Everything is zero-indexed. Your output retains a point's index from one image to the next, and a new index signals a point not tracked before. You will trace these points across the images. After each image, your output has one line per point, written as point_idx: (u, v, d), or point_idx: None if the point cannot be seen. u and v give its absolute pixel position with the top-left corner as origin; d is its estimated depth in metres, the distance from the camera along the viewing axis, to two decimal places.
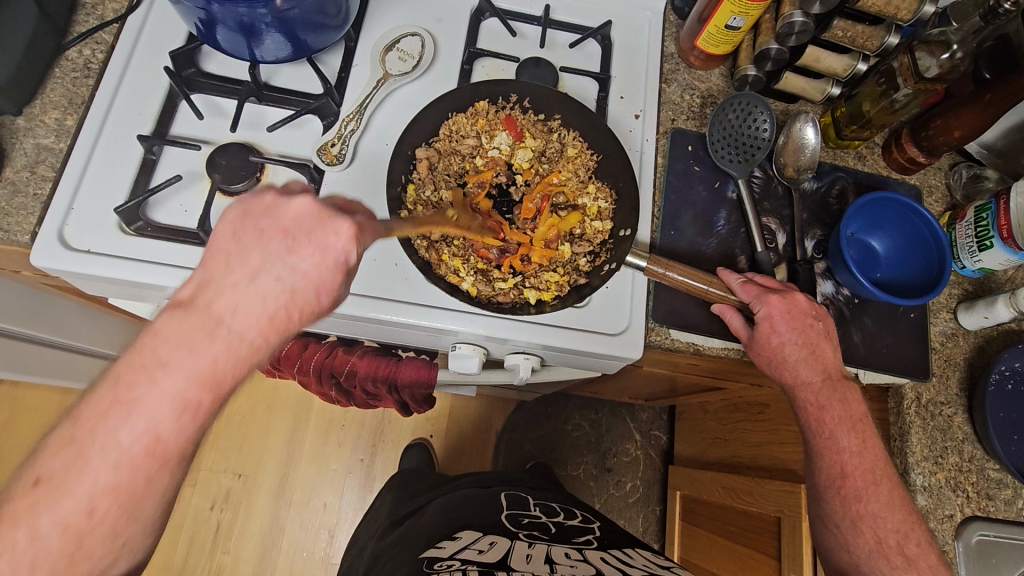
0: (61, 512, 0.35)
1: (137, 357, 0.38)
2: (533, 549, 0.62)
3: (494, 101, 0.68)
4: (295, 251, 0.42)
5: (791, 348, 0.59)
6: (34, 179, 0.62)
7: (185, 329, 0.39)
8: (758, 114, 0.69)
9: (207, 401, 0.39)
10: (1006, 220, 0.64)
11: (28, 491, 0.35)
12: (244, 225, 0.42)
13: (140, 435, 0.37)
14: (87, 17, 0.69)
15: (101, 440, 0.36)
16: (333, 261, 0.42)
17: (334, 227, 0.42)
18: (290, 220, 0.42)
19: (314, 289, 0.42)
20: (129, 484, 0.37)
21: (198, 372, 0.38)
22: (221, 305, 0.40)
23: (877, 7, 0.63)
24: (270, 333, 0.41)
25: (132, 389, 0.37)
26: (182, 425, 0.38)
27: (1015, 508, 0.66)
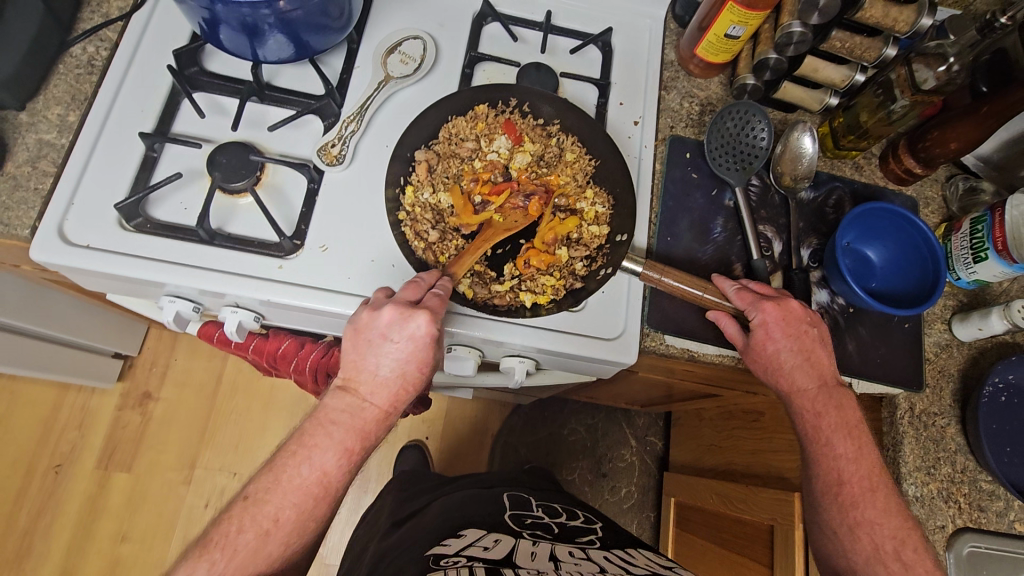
0: (260, 516, 0.51)
1: (315, 419, 0.54)
2: (538, 547, 0.62)
3: (494, 106, 0.69)
4: (397, 347, 0.54)
5: (787, 355, 0.60)
6: (35, 174, 0.62)
7: (344, 406, 0.55)
8: (756, 123, 0.70)
9: (356, 449, 0.54)
10: (1001, 233, 0.64)
11: (242, 503, 0.52)
12: (357, 338, 0.55)
13: (315, 470, 0.53)
14: (92, 15, 0.70)
15: (290, 470, 0.53)
16: (423, 344, 0.54)
17: (415, 322, 0.54)
18: (385, 325, 0.54)
19: (417, 366, 0.55)
20: (303, 507, 0.52)
21: (351, 425, 0.54)
22: (362, 392, 0.55)
23: (876, 18, 0.64)
24: (396, 402, 0.56)
25: (312, 439, 0.54)
26: (340, 465, 0.54)
27: (1007, 520, 0.66)
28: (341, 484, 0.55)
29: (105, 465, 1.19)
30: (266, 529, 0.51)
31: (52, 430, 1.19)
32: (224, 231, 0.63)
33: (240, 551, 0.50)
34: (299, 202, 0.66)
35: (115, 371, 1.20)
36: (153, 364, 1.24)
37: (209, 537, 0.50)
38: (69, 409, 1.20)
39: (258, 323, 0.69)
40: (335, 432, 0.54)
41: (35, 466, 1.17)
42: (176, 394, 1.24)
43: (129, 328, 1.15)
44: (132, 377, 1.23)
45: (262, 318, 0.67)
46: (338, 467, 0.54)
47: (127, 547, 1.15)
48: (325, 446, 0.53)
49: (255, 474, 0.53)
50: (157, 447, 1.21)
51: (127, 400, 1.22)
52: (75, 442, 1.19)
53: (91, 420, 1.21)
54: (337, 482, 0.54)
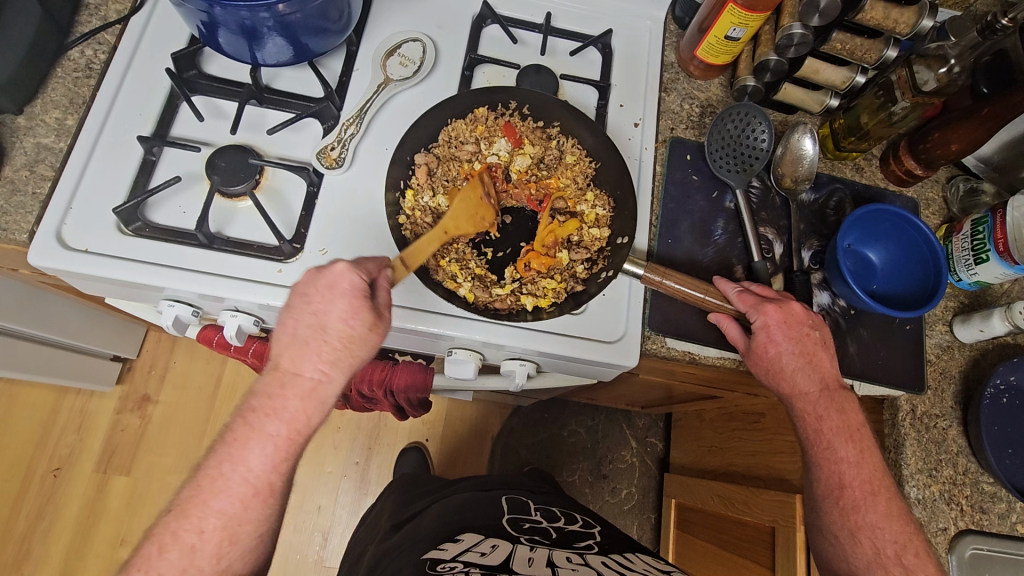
0: (184, 531, 0.48)
1: (238, 415, 0.51)
2: (534, 553, 0.62)
3: (494, 108, 0.69)
4: (313, 301, 0.52)
5: (788, 358, 0.59)
6: (33, 178, 0.62)
7: (268, 386, 0.51)
8: (757, 125, 0.69)
9: (293, 441, 0.51)
10: (1002, 234, 0.64)
11: (166, 517, 0.49)
12: (278, 310, 0.53)
13: (241, 470, 0.49)
14: (90, 18, 0.70)
15: (213, 474, 0.49)
16: (342, 292, 0.52)
17: (331, 271, 0.52)
18: (300, 287, 0.53)
19: (340, 319, 0.51)
20: (233, 512, 0.49)
21: (278, 415, 0.50)
22: (286, 365, 0.51)
23: (877, 20, 0.64)
24: (327, 367, 0.51)
25: (235, 435, 0.50)
26: (270, 463, 0.50)
27: (1009, 522, 0.66)
28: (278, 480, 0.51)
29: (103, 468, 1.18)
30: (193, 543, 0.48)
31: (50, 434, 1.19)
32: (223, 235, 0.63)
33: (167, 571, 0.47)
34: (299, 206, 0.65)
35: (114, 374, 1.20)
36: (151, 366, 1.24)
37: (132, 559, 0.47)
38: (67, 413, 1.20)
39: (257, 327, 0.68)
40: (258, 426, 0.50)
41: (33, 470, 1.17)
42: (175, 397, 1.23)
43: (127, 331, 1.15)
44: (131, 380, 1.23)
45: (262, 321, 0.67)
46: (270, 470, 0.50)
47: (126, 551, 1.15)
48: (260, 446, 0.50)
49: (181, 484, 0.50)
50: (156, 450, 1.20)
51: (126, 403, 1.22)
52: (73, 446, 1.19)
53: (90, 423, 1.20)
54: (272, 480, 0.50)
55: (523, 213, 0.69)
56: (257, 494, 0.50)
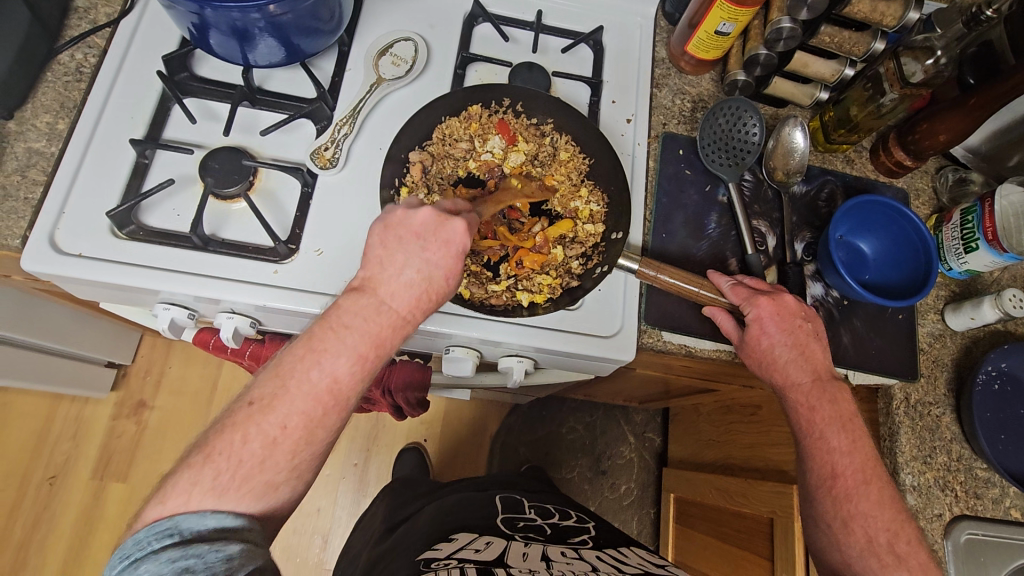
0: (266, 425, 0.47)
1: (326, 325, 0.50)
2: (529, 549, 0.62)
3: (487, 106, 0.69)
4: (428, 248, 0.53)
5: (781, 349, 0.60)
6: (25, 183, 0.62)
7: (361, 307, 0.51)
8: (748, 118, 0.70)
9: (372, 357, 0.51)
10: (991, 223, 0.65)
11: (247, 408, 0.47)
12: (388, 232, 0.54)
13: (326, 376, 0.49)
14: (79, 21, 0.69)
15: (298, 375, 0.48)
16: (454, 251, 0.54)
17: (450, 227, 0.54)
18: (418, 224, 0.54)
19: (444, 275, 0.54)
20: (314, 413, 0.48)
21: (366, 335, 0.51)
22: (381, 293, 0.52)
23: (864, 13, 0.65)
24: (416, 310, 0.53)
25: (323, 343, 0.49)
26: (352, 372, 0.50)
27: (1002, 506, 0.67)
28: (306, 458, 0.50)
29: (100, 475, 1.18)
30: (274, 438, 0.47)
31: (45, 441, 1.18)
32: (218, 237, 0.63)
33: (246, 462, 0.45)
34: (293, 207, 0.65)
35: (109, 380, 1.19)
36: (147, 371, 1.24)
37: (211, 445, 0.46)
38: (63, 420, 1.19)
39: (254, 329, 0.68)
40: (349, 339, 0.50)
41: (29, 478, 1.16)
42: (171, 402, 1.23)
43: (122, 336, 1.14)
44: (126, 386, 1.22)
45: (258, 323, 0.67)
46: (350, 376, 0.50)
47: None
48: (338, 351, 0.49)
49: (258, 379, 0.49)
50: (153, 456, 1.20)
51: (121, 409, 1.21)
52: (69, 453, 1.18)
53: (86, 429, 1.19)
54: (350, 392, 0.50)
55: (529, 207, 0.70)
56: (333, 398, 0.49)
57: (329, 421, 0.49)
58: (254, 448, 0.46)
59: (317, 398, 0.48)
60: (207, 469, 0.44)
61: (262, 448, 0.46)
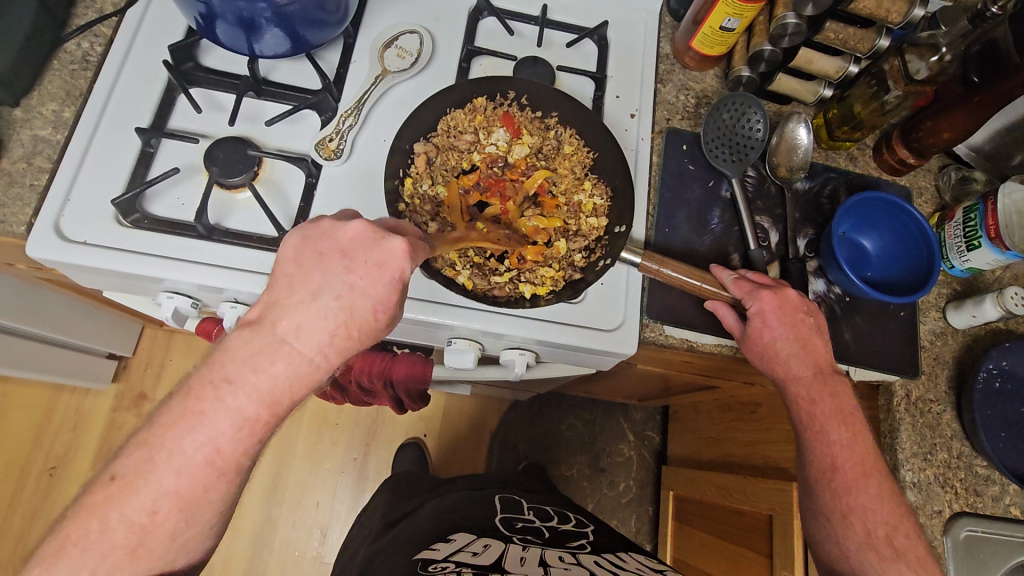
0: (129, 510, 0.44)
1: (207, 374, 0.46)
2: (526, 553, 0.62)
3: (493, 98, 0.69)
4: (352, 270, 0.47)
5: (783, 343, 0.60)
6: (30, 170, 0.62)
7: (251, 348, 0.46)
8: (752, 114, 0.69)
9: (262, 416, 0.46)
10: (994, 221, 0.65)
11: (108, 485, 0.45)
12: (306, 247, 0.48)
13: (203, 448, 0.45)
14: (86, 10, 0.70)
15: (169, 447, 0.45)
16: (388, 278, 0.47)
17: (387, 246, 0.47)
18: (346, 241, 0.48)
19: (372, 306, 0.47)
20: (189, 491, 0.45)
21: (256, 394, 0.46)
22: (282, 329, 0.46)
23: (869, 9, 0.64)
24: (330, 351, 0.47)
25: (199, 403, 0.46)
26: (238, 438, 0.46)
27: (1002, 504, 0.67)
28: None
29: (100, 466, 1.18)
30: (142, 522, 0.45)
31: (46, 432, 1.18)
32: (223, 226, 0.63)
33: (111, 550, 0.44)
34: (297, 198, 0.65)
35: (110, 371, 1.19)
36: (148, 364, 1.24)
37: (68, 531, 0.44)
38: (64, 411, 1.19)
39: None
40: (231, 400, 0.46)
41: (29, 469, 1.16)
42: (172, 395, 1.23)
43: (123, 328, 1.14)
44: (127, 378, 1.22)
45: None
46: (233, 444, 0.46)
47: None
48: (218, 414, 0.45)
49: (126, 448, 0.46)
50: None
51: (122, 401, 1.21)
52: (69, 444, 1.18)
53: (86, 421, 1.20)
54: (240, 460, 0.47)
55: (533, 200, 0.70)
56: (214, 470, 0.46)
57: (215, 492, 0.46)
58: (117, 534, 0.44)
59: (192, 475, 0.45)
60: (63, 563, 0.43)
61: (129, 533, 0.44)
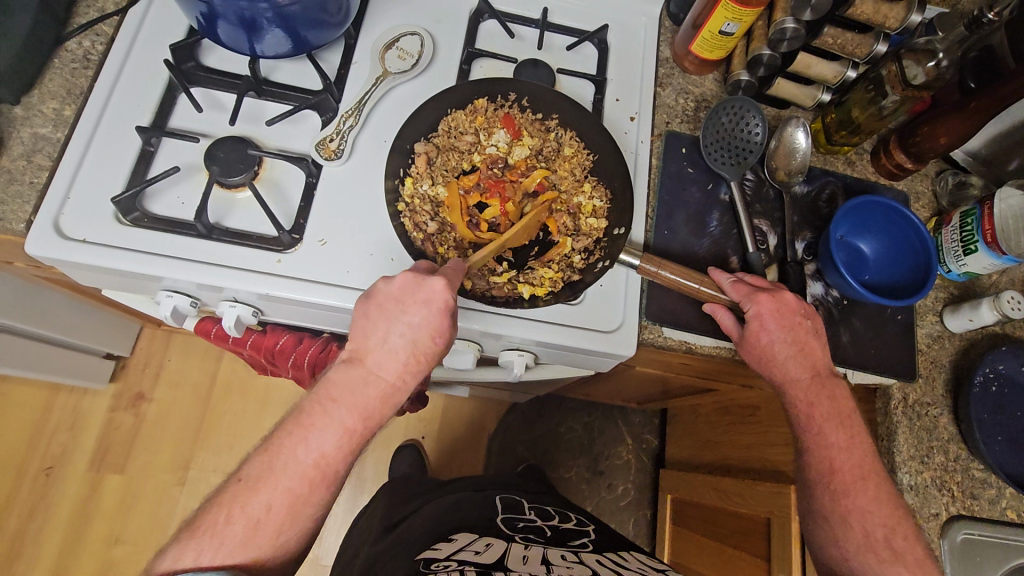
0: (249, 509, 0.49)
1: (314, 396, 0.53)
2: (529, 551, 0.62)
3: (493, 100, 0.69)
4: (407, 312, 0.53)
5: (780, 346, 0.60)
6: (30, 168, 0.62)
7: (349, 380, 0.53)
8: (750, 118, 0.70)
9: (358, 428, 0.53)
10: (990, 225, 0.65)
11: (235, 486, 0.51)
12: (367, 305, 0.54)
13: (312, 454, 0.52)
14: (87, 9, 0.70)
15: (286, 452, 0.51)
16: (436, 309, 0.53)
17: (428, 285, 0.53)
18: (397, 290, 0.54)
19: (429, 335, 0.54)
20: (299, 490, 0.51)
21: (353, 408, 0.53)
22: (370, 364, 0.54)
23: (867, 15, 0.65)
24: (406, 376, 0.54)
25: (310, 419, 0.52)
26: (340, 446, 0.53)
27: (999, 507, 0.67)
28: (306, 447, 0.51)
29: (96, 467, 1.17)
30: (257, 517, 0.49)
31: (42, 432, 1.18)
32: (222, 225, 0.63)
33: (230, 540, 0.48)
34: (297, 197, 0.66)
35: (107, 371, 1.19)
36: (145, 365, 1.23)
37: (198, 523, 0.49)
38: (60, 411, 1.19)
39: (255, 319, 0.68)
40: (336, 414, 0.53)
41: (25, 469, 1.15)
42: (169, 396, 1.22)
43: (121, 328, 1.14)
44: (124, 378, 1.22)
45: (260, 313, 0.67)
46: (336, 450, 0.53)
47: (120, 550, 1.14)
48: (325, 426, 0.52)
49: (251, 456, 0.52)
50: (150, 449, 1.19)
51: (119, 401, 1.21)
52: (66, 444, 1.18)
53: (83, 421, 1.19)
54: (337, 467, 0.53)
55: (534, 200, 0.70)
56: (319, 473, 0.52)
57: (318, 493, 0.52)
58: (237, 529, 0.49)
59: (303, 476, 0.51)
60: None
61: (245, 528, 0.49)
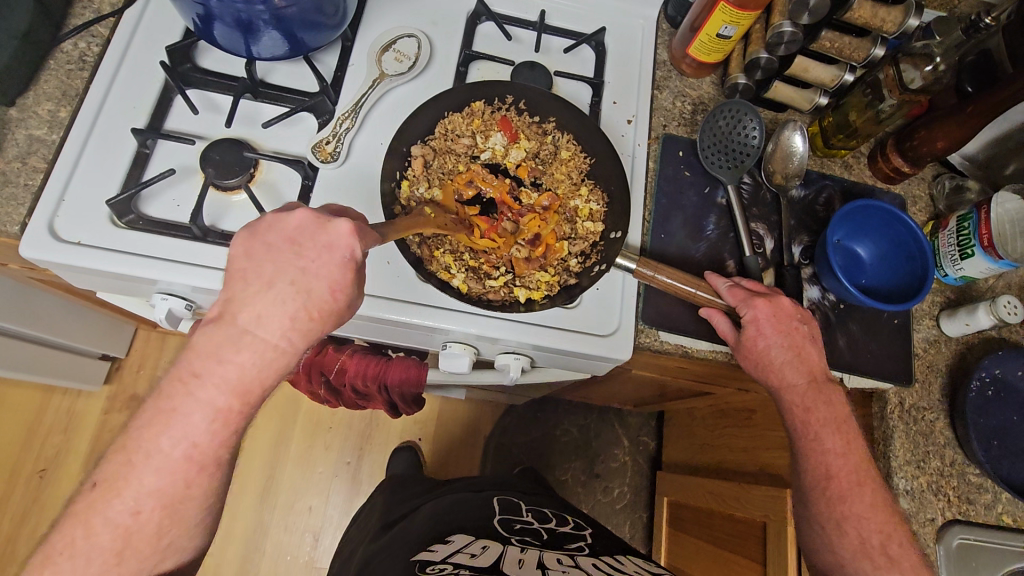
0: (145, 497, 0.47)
1: (178, 375, 0.48)
2: (525, 555, 0.62)
3: (490, 102, 0.69)
4: (302, 256, 0.48)
5: (777, 350, 0.60)
6: (25, 170, 0.62)
7: (218, 341, 0.47)
8: (749, 121, 0.71)
9: (235, 407, 0.48)
10: (986, 230, 0.65)
11: (168, 462, 0.47)
12: (254, 242, 0.49)
13: (181, 444, 0.47)
14: (83, 11, 0.69)
15: (147, 444, 0.47)
16: (338, 258, 0.48)
17: (333, 229, 0.48)
18: (293, 230, 0.48)
19: (327, 287, 0.48)
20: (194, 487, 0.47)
21: (224, 385, 0.48)
22: (242, 322, 0.47)
23: (863, 19, 0.66)
24: (293, 333, 0.48)
25: (171, 402, 0.48)
26: (215, 431, 0.48)
27: (994, 512, 0.67)
28: None
29: (92, 467, 1.17)
30: None
31: (38, 433, 1.17)
32: (217, 228, 0.63)
33: None
34: (293, 200, 0.65)
35: (103, 372, 1.19)
36: (141, 366, 1.23)
37: None
38: (56, 412, 1.18)
39: None
40: (201, 394, 0.48)
41: (19, 469, 1.15)
42: None
43: (116, 329, 1.13)
44: (120, 379, 1.22)
45: None
46: (210, 439, 0.48)
47: None
48: (190, 408, 0.48)
49: (107, 454, 0.48)
50: None
51: (115, 403, 1.21)
52: (60, 446, 1.17)
53: (78, 422, 1.19)
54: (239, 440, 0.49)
55: (527, 205, 0.69)
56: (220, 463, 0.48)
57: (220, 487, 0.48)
58: None
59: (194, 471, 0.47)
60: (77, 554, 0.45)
61: None
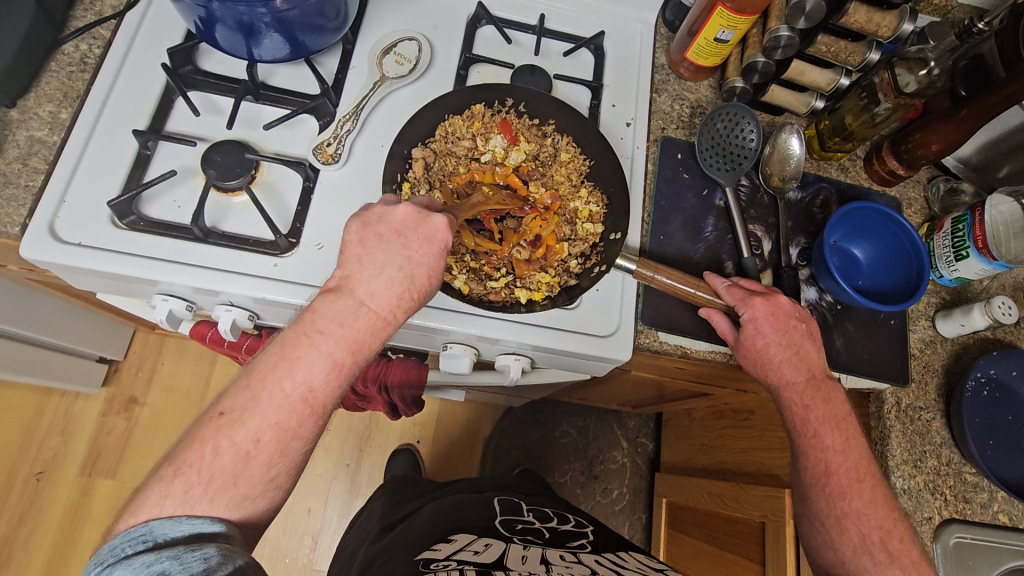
0: (238, 438, 0.46)
1: (300, 328, 0.50)
2: (528, 552, 0.62)
3: (491, 105, 0.70)
4: (409, 246, 0.53)
5: (775, 349, 0.61)
6: (26, 171, 0.62)
7: (336, 311, 0.51)
8: (746, 125, 0.71)
9: (348, 362, 0.50)
10: (981, 231, 0.66)
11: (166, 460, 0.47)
12: (366, 230, 0.54)
13: (300, 386, 0.48)
14: (85, 13, 0.70)
15: (271, 386, 0.48)
16: (436, 248, 0.54)
17: (433, 222, 0.54)
18: (399, 222, 0.54)
19: (426, 273, 0.54)
20: None
21: (341, 341, 0.50)
22: (359, 293, 0.52)
23: (859, 24, 0.67)
24: (398, 310, 0.53)
25: (295, 350, 0.49)
26: (330, 380, 0.50)
27: (991, 511, 0.68)
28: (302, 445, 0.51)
29: (89, 470, 1.17)
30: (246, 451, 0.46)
31: (35, 436, 1.17)
32: (219, 229, 0.63)
33: None
34: (294, 202, 0.66)
35: (100, 375, 1.18)
36: (139, 368, 1.22)
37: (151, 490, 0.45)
38: (52, 414, 1.18)
39: (251, 323, 0.68)
40: (324, 347, 0.50)
41: (16, 472, 1.15)
42: (163, 399, 1.22)
43: (114, 331, 1.13)
44: (118, 382, 1.21)
45: (256, 316, 0.67)
46: (325, 385, 0.49)
47: None
48: (311, 360, 0.49)
49: (230, 390, 0.48)
50: (143, 453, 1.19)
51: (112, 405, 1.20)
52: (58, 448, 1.17)
53: (75, 424, 1.18)
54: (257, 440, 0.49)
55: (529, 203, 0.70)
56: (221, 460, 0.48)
57: None
58: None
59: None
60: None
61: None
